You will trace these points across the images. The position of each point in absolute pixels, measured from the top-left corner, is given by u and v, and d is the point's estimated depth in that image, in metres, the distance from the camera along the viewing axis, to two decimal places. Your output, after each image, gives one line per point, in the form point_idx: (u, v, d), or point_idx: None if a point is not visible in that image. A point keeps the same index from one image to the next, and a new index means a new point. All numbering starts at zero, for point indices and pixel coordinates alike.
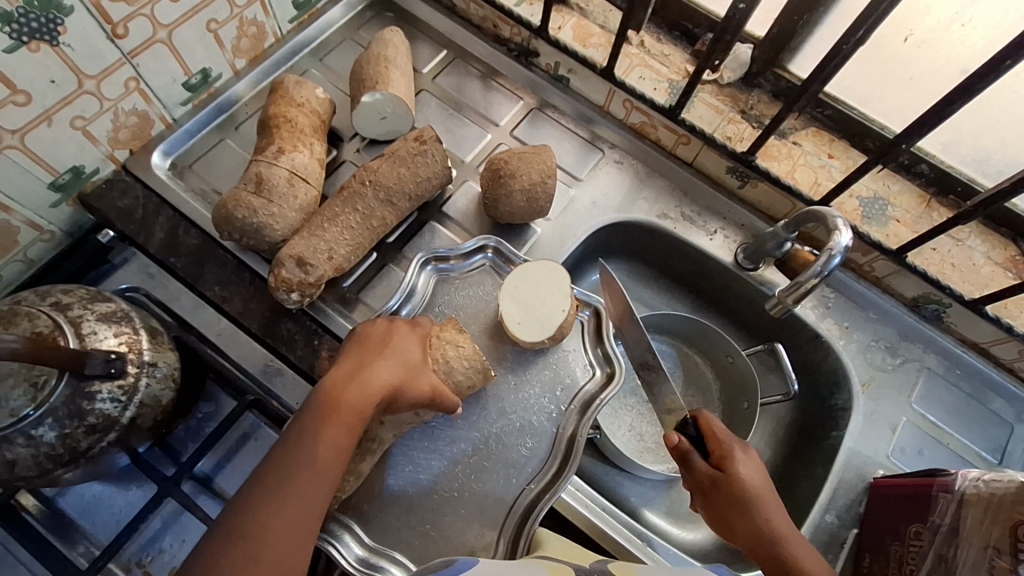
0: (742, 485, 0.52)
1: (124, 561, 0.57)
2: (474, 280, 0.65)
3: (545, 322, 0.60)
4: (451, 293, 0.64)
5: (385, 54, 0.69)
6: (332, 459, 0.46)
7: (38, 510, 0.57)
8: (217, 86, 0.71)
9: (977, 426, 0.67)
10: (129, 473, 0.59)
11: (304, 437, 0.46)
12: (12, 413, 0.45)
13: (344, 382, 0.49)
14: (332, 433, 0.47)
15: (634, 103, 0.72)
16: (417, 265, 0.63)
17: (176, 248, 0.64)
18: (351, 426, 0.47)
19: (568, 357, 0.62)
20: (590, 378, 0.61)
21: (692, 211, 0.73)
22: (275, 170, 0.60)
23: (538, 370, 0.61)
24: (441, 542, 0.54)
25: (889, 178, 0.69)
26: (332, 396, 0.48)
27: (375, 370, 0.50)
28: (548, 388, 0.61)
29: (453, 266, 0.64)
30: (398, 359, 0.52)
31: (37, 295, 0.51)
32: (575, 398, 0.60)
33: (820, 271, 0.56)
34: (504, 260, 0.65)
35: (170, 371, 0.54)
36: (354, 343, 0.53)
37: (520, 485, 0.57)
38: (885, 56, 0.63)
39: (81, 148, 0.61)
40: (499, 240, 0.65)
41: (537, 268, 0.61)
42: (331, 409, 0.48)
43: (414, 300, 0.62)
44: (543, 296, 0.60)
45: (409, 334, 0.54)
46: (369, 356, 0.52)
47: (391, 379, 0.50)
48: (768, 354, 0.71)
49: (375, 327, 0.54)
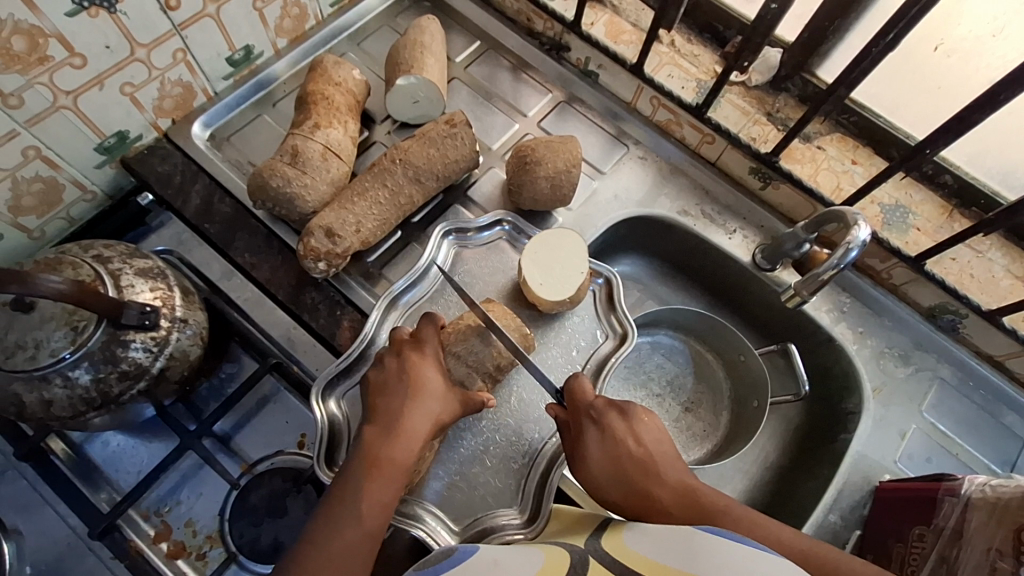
0: (590, 465, 0.51)
1: (142, 510, 0.59)
2: (491, 251, 0.68)
3: (564, 283, 0.63)
4: (470, 263, 0.67)
5: (421, 40, 0.71)
6: (380, 507, 0.48)
7: (64, 454, 0.60)
8: (258, 64, 0.73)
9: (988, 439, 0.66)
10: (153, 426, 0.61)
11: (349, 493, 0.48)
12: (51, 353, 0.48)
13: (379, 437, 0.50)
14: (376, 482, 0.48)
15: (662, 100, 0.73)
16: (438, 235, 0.65)
17: (210, 214, 0.67)
18: (394, 478, 0.49)
19: (583, 323, 0.66)
20: (606, 340, 0.65)
21: (713, 209, 0.74)
22: (310, 144, 0.62)
23: (556, 334, 0.66)
24: (471, 494, 0.58)
25: (911, 187, 0.70)
26: (370, 452, 0.50)
27: (410, 416, 0.52)
28: (564, 349, 0.65)
29: (471, 238, 0.67)
30: (428, 399, 0.53)
31: (79, 247, 0.54)
32: (590, 359, 0.64)
33: (835, 265, 0.57)
34: (520, 233, 0.68)
35: (199, 329, 0.56)
36: (374, 392, 0.53)
37: (542, 438, 0.61)
38: (915, 64, 0.63)
39: (127, 113, 0.64)
40: (514, 215, 0.68)
41: (559, 231, 0.65)
42: (373, 463, 0.49)
43: (434, 269, 0.65)
44: (563, 258, 0.64)
45: (430, 364, 0.55)
46: (402, 399, 0.52)
47: (422, 415, 0.52)
48: (780, 356, 0.73)
49: (384, 373, 0.54)
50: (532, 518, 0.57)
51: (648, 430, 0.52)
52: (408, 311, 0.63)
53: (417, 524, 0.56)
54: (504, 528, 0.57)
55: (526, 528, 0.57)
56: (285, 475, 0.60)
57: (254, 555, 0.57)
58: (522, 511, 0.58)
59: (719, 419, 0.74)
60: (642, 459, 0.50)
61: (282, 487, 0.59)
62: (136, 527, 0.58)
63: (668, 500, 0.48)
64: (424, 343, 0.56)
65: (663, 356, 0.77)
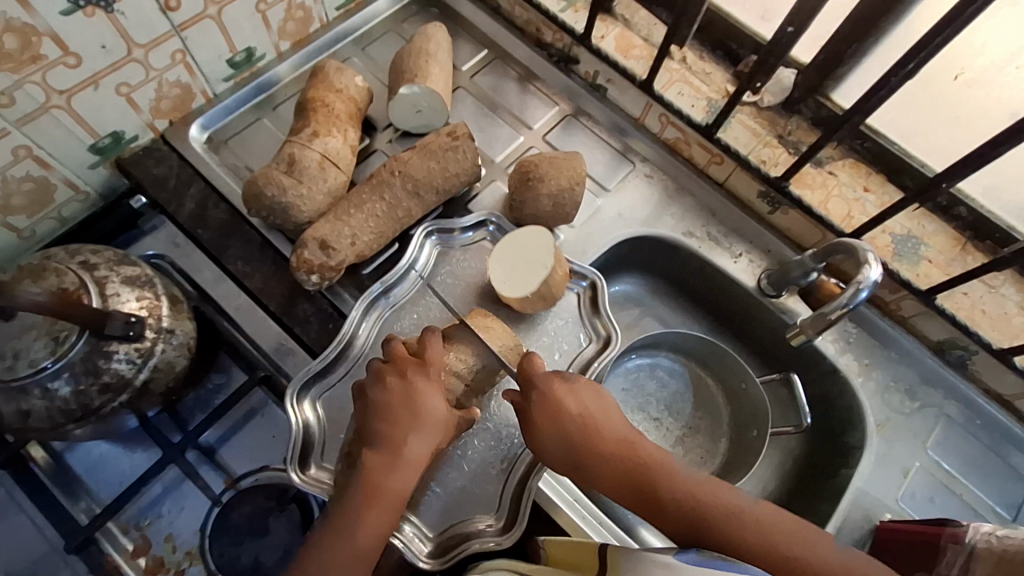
0: (536, 432, 0.52)
1: (122, 522, 0.57)
2: (474, 252, 0.66)
3: (529, 280, 0.61)
4: (453, 264, 0.65)
5: (426, 48, 0.69)
6: (376, 540, 0.47)
7: (45, 462, 0.58)
8: (260, 66, 0.72)
9: (994, 480, 0.65)
10: (137, 436, 0.60)
11: (346, 524, 0.47)
12: (31, 364, 0.46)
13: (381, 467, 0.49)
14: (375, 515, 0.48)
15: (670, 118, 0.72)
16: (421, 234, 0.64)
17: (204, 220, 0.65)
18: (392, 509, 0.48)
19: (566, 326, 0.65)
20: (590, 343, 0.64)
21: (719, 232, 0.72)
22: (308, 152, 0.61)
23: (538, 337, 0.64)
24: (447, 500, 0.57)
25: (924, 218, 0.68)
26: (371, 482, 0.49)
27: (411, 443, 0.50)
28: (547, 353, 0.64)
29: (455, 239, 0.66)
30: (434, 430, 0.51)
31: (66, 252, 0.53)
32: (572, 362, 0.63)
33: (846, 304, 0.55)
34: (504, 235, 0.67)
35: (186, 340, 0.55)
36: (376, 415, 0.51)
37: (521, 445, 0.59)
38: (932, 94, 0.62)
39: (123, 114, 0.63)
40: (499, 216, 0.67)
41: (531, 229, 0.63)
42: (373, 494, 0.48)
43: (416, 270, 0.63)
44: (531, 255, 0.62)
45: (435, 389, 0.53)
46: (405, 427, 0.51)
47: (425, 446, 0.51)
48: (781, 385, 0.70)
49: (389, 394, 0.52)
50: (509, 525, 0.56)
51: (591, 394, 0.54)
52: (387, 310, 0.62)
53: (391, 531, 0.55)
54: (479, 533, 0.56)
55: (502, 534, 0.56)
56: (269, 493, 0.58)
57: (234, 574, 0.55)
58: (499, 518, 0.57)
59: (717, 447, 0.72)
60: (583, 420, 0.52)
61: (264, 506, 0.57)
62: (114, 540, 0.57)
63: (609, 455, 0.50)
64: (430, 366, 0.54)
65: (662, 378, 0.75)
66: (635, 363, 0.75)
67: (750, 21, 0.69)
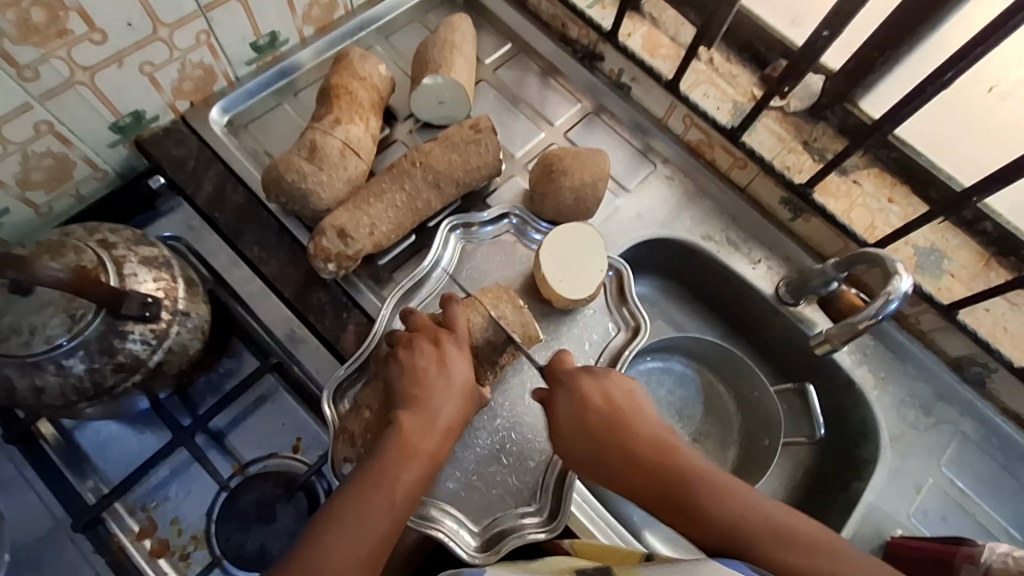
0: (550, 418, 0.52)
1: (128, 503, 0.57)
2: (497, 246, 0.66)
3: (584, 279, 0.62)
4: (476, 261, 0.65)
5: (451, 39, 0.69)
6: (411, 498, 0.47)
7: (54, 439, 0.58)
8: (283, 51, 0.71)
9: (1008, 500, 0.64)
10: (147, 417, 0.60)
11: (382, 479, 0.46)
12: (47, 340, 0.46)
13: (416, 427, 0.49)
14: (410, 475, 0.47)
15: (695, 119, 0.71)
16: (444, 230, 0.64)
17: (222, 203, 0.65)
18: (424, 471, 0.48)
19: (594, 316, 0.65)
20: (618, 332, 0.65)
21: (739, 237, 0.72)
22: (329, 139, 0.60)
23: (568, 329, 0.64)
24: (488, 493, 0.57)
25: (948, 232, 0.67)
26: (406, 440, 0.48)
27: (442, 407, 0.50)
28: (577, 343, 0.64)
29: (476, 235, 0.65)
30: (463, 397, 0.52)
31: (85, 230, 0.52)
32: (604, 351, 0.64)
33: (873, 315, 0.55)
34: (527, 227, 0.66)
35: (200, 323, 0.55)
36: (410, 377, 0.51)
37: None
38: (965, 106, 0.61)
39: (145, 93, 0.62)
40: (521, 209, 0.67)
41: (572, 226, 0.63)
42: (406, 453, 0.47)
43: (441, 269, 0.63)
44: (581, 254, 0.62)
45: (465, 359, 0.53)
46: (436, 390, 0.51)
47: (455, 412, 0.51)
48: (796, 396, 0.70)
49: (422, 358, 0.52)
50: (552, 516, 0.56)
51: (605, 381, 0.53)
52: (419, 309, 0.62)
53: (437, 526, 0.55)
54: (526, 527, 0.56)
55: (546, 526, 0.56)
56: (277, 481, 0.58)
57: (240, 561, 0.55)
58: (542, 510, 0.57)
59: (726, 454, 0.71)
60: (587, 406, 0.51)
61: (272, 492, 0.57)
62: (120, 520, 0.57)
63: (604, 440, 0.49)
64: (458, 335, 0.55)
65: (673, 383, 0.74)
66: (647, 366, 0.75)
67: (780, 25, 0.69)
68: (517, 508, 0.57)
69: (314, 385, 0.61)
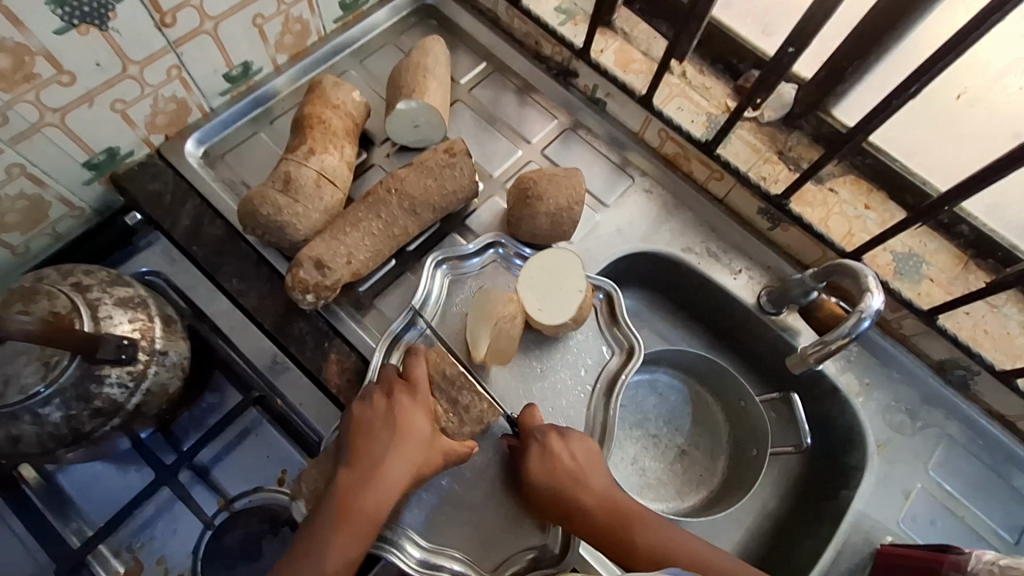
0: (529, 480, 0.55)
1: (114, 545, 0.57)
2: (486, 277, 0.66)
3: (563, 304, 0.62)
4: (468, 292, 0.65)
5: (424, 62, 0.69)
6: (347, 561, 0.48)
7: (37, 484, 0.58)
8: (257, 80, 0.71)
9: (995, 501, 0.64)
10: (130, 456, 0.60)
11: (320, 541, 0.48)
12: (22, 389, 0.46)
13: (355, 485, 0.50)
14: (346, 534, 0.48)
15: (670, 133, 0.71)
16: (431, 264, 0.64)
17: (199, 237, 0.65)
18: (364, 533, 0.49)
19: (587, 340, 0.65)
20: (613, 355, 0.65)
21: (718, 248, 0.72)
22: (304, 170, 0.60)
23: (562, 355, 0.65)
24: (498, 534, 0.57)
25: (926, 236, 0.67)
26: (344, 499, 0.50)
27: (390, 462, 0.51)
28: (572, 370, 0.64)
29: (463, 269, 0.65)
30: (411, 450, 0.52)
31: (59, 273, 0.52)
32: (600, 377, 0.64)
33: (848, 333, 0.55)
34: (513, 255, 0.67)
35: (180, 361, 0.54)
36: (358, 433, 0.53)
37: None
38: (935, 112, 0.61)
39: (118, 130, 0.62)
40: (506, 237, 0.67)
41: (538, 256, 0.63)
42: (344, 514, 0.49)
43: (430, 302, 0.63)
44: (564, 280, 0.62)
45: (418, 409, 0.54)
46: (383, 445, 0.52)
47: (405, 467, 0.52)
48: (783, 405, 0.70)
49: (373, 411, 0.53)
50: (561, 553, 0.57)
51: (583, 444, 0.56)
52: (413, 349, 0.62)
53: (446, 575, 0.54)
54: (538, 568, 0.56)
55: (556, 565, 0.57)
56: (262, 516, 0.57)
57: None
58: (550, 546, 0.57)
59: (715, 465, 0.71)
60: (574, 472, 0.55)
61: (258, 528, 0.57)
62: (105, 563, 0.56)
63: (591, 509, 0.54)
64: (414, 385, 0.55)
65: (661, 394, 0.74)
66: (634, 379, 0.74)
67: (751, 35, 0.69)
68: (527, 549, 0.57)
69: (298, 417, 0.60)
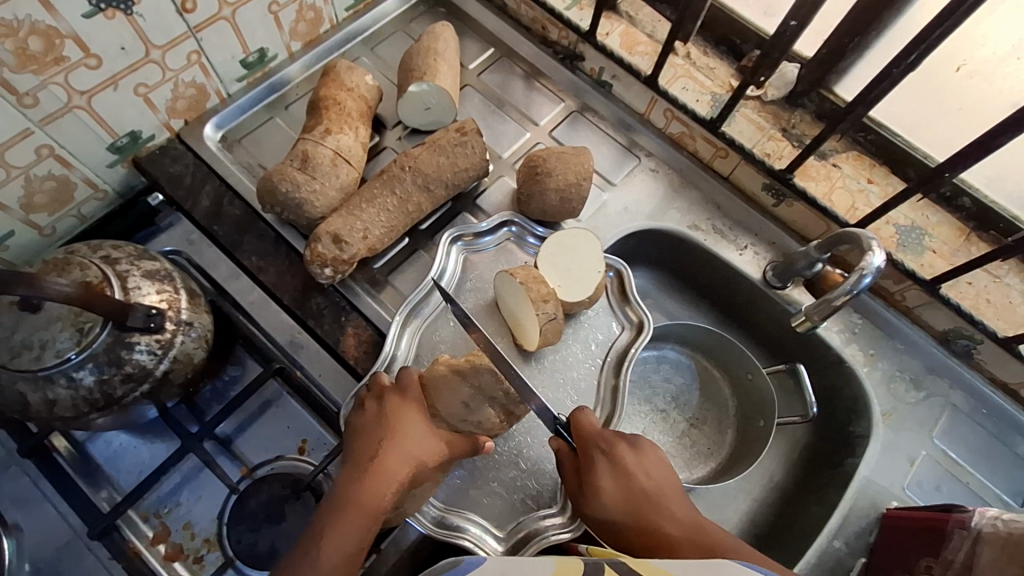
0: (602, 498, 0.52)
1: (142, 510, 0.59)
2: (496, 254, 0.68)
3: (584, 283, 0.63)
4: (481, 268, 0.67)
5: (435, 47, 0.71)
6: (344, 556, 0.47)
7: (67, 452, 0.60)
8: (272, 66, 0.73)
9: (1000, 468, 0.65)
10: (156, 427, 0.62)
11: (320, 537, 0.48)
12: (57, 354, 0.48)
13: (353, 483, 0.50)
14: (342, 528, 0.48)
15: (675, 112, 0.72)
16: (448, 241, 0.65)
17: (219, 216, 0.67)
18: (363, 526, 0.49)
19: (598, 317, 0.67)
20: (623, 331, 0.67)
21: (724, 225, 0.73)
22: (320, 149, 0.62)
23: (574, 330, 0.66)
24: (512, 497, 0.59)
25: (928, 209, 0.68)
26: (343, 497, 0.50)
27: (386, 458, 0.52)
28: (583, 344, 0.66)
29: (477, 247, 0.67)
30: (404, 443, 0.53)
31: (89, 247, 0.54)
32: (609, 351, 0.66)
33: (849, 290, 0.56)
34: (527, 233, 0.68)
35: (204, 332, 0.57)
36: (354, 436, 0.54)
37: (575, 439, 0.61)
38: (935, 86, 0.62)
39: (141, 113, 0.64)
40: (521, 216, 0.69)
41: (554, 239, 0.65)
42: (344, 511, 0.49)
43: (445, 279, 0.65)
44: (583, 259, 0.64)
45: (410, 405, 0.55)
46: (379, 443, 0.52)
47: (402, 461, 0.52)
48: (788, 376, 0.71)
49: (367, 415, 0.54)
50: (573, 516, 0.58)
51: (657, 460, 0.54)
52: (426, 321, 0.63)
53: (461, 535, 0.56)
54: (547, 529, 0.58)
55: (569, 525, 0.58)
56: (284, 482, 0.60)
57: (251, 561, 0.57)
58: (563, 510, 0.58)
59: (723, 437, 0.73)
60: (654, 493, 0.52)
61: (280, 493, 0.59)
62: (134, 527, 0.58)
63: (678, 538, 0.49)
64: (404, 385, 0.56)
65: (668, 371, 0.76)
66: (642, 355, 0.76)
67: (753, 15, 0.70)
68: (537, 513, 0.58)
69: (317, 389, 0.63)
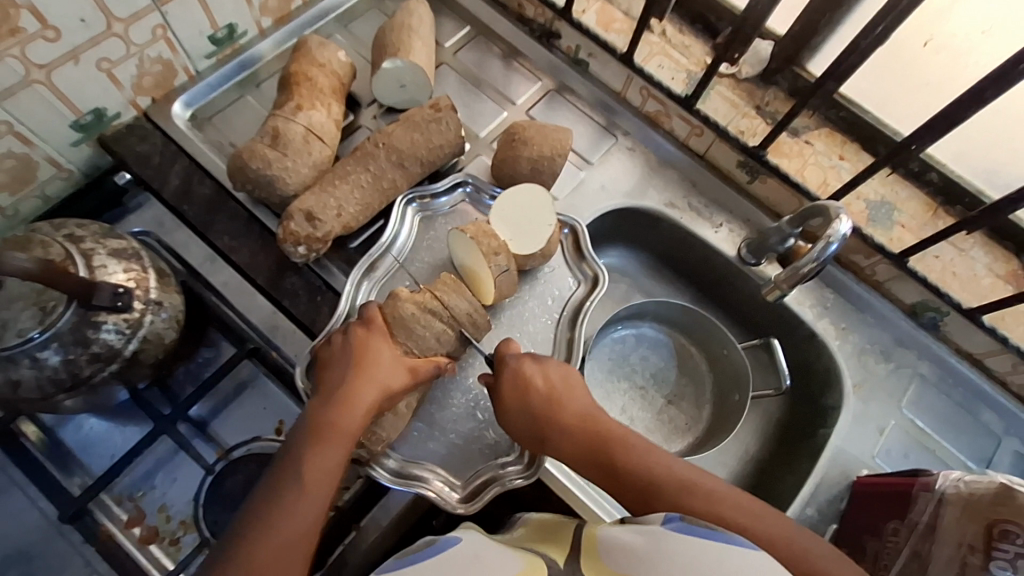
0: (504, 406, 0.55)
1: (115, 494, 0.59)
2: (454, 215, 0.67)
3: (536, 236, 0.63)
4: (436, 231, 0.66)
5: (409, 23, 0.70)
6: (325, 473, 0.48)
7: (37, 438, 0.59)
8: (242, 43, 0.72)
9: (965, 436, 0.67)
10: (128, 411, 0.61)
11: (294, 459, 0.49)
12: (19, 334, 0.47)
13: (324, 410, 0.51)
14: (320, 454, 0.49)
15: (651, 90, 0.73)
16: (401, 203, 0.64)
17: (189, 196, 0.66)
18: (338, 448, 0.49)
19: (554, 273, 0.67)
20: (579, 285, 0.67)
21: (700, 203, 0.74)
22: (292, 126, 0.61)
23: (530, 288, 0.66)
24: (470, 450, 0.59)
25: (898, 184, 0.69)
26: (317, 422, 0.50)
27: (356, 387, 0.52)
28: (540, 300, 0.66)
29: (434, 208, 0.66)
30: (373, 370, 0.53)
31: (52, 226, 0.53)
32: (565, 306, 0.66)
33: (816, 258, 0.57)
34: (480, 194, 0.67)
35: (174, 313, 0.55)
36: (323, 368, 0.54)
37: None
38: (902, 60, 0.63)
39: (105, 91, 0.63)
40: (474, 177, 0.67)
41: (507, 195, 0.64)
42: (317, 435, 0.50)
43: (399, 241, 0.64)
44: (532, 213, 0.63)
45: (381, 339, 0.55)
46: (350, 372, 0.53)
47: (371, 386, 0.52)
48: (763, 350, 0.72)
49: (336, 349, 0.54)
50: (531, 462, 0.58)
51: (558, 368, 0.56)
52: (381, 286, 0.62)
53: (423, 484, 0.57)
54: (507, 474, 0.58)
55: (526, 471, 0.58)
56: (260, 461, 0.59)
57: None
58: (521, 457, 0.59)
59: (701, 412, 0.74)
60: (549, 394, 0.54)
61: (254, 472, 0.58)
62: (107, 511, 0.58)
63: (574, 431, 0.53)
64: (371, 319, 0.56)
65: (646, 349, 0.77)
66: (620, 333, 0.77)
67: None
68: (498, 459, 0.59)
69: (294, 369, 0.62)
